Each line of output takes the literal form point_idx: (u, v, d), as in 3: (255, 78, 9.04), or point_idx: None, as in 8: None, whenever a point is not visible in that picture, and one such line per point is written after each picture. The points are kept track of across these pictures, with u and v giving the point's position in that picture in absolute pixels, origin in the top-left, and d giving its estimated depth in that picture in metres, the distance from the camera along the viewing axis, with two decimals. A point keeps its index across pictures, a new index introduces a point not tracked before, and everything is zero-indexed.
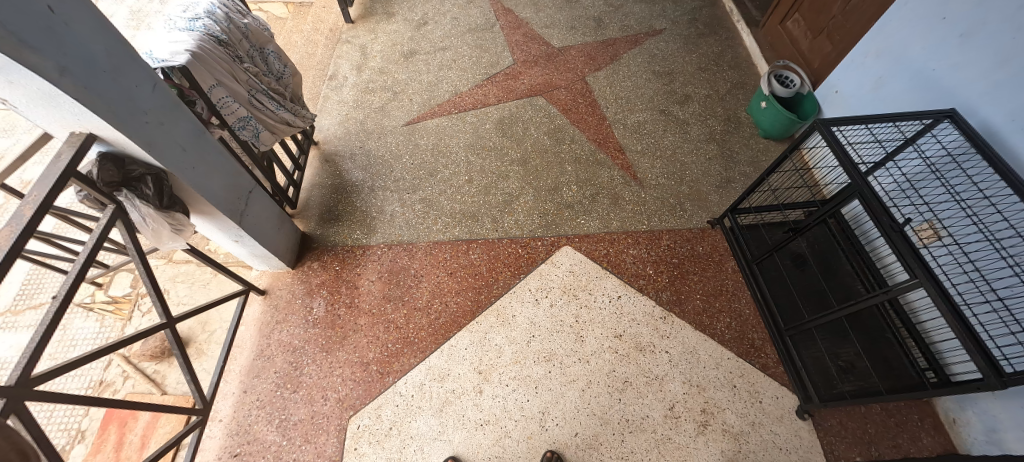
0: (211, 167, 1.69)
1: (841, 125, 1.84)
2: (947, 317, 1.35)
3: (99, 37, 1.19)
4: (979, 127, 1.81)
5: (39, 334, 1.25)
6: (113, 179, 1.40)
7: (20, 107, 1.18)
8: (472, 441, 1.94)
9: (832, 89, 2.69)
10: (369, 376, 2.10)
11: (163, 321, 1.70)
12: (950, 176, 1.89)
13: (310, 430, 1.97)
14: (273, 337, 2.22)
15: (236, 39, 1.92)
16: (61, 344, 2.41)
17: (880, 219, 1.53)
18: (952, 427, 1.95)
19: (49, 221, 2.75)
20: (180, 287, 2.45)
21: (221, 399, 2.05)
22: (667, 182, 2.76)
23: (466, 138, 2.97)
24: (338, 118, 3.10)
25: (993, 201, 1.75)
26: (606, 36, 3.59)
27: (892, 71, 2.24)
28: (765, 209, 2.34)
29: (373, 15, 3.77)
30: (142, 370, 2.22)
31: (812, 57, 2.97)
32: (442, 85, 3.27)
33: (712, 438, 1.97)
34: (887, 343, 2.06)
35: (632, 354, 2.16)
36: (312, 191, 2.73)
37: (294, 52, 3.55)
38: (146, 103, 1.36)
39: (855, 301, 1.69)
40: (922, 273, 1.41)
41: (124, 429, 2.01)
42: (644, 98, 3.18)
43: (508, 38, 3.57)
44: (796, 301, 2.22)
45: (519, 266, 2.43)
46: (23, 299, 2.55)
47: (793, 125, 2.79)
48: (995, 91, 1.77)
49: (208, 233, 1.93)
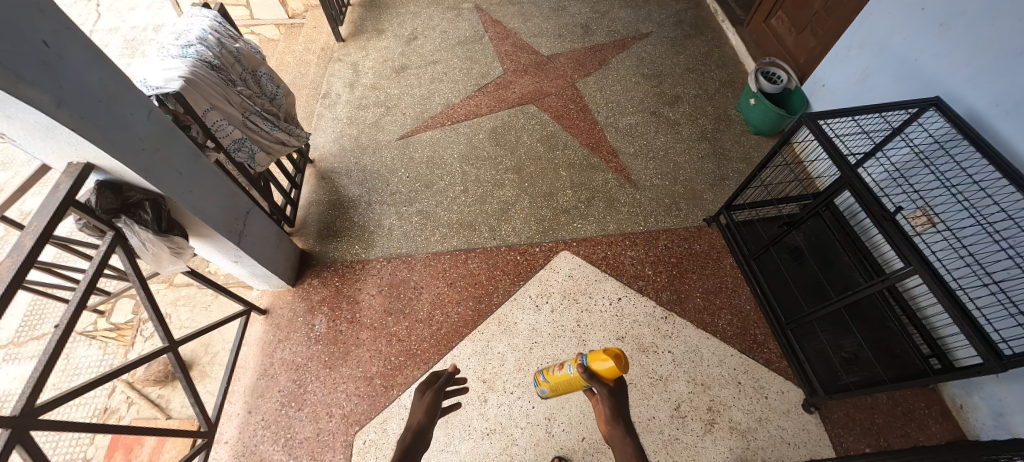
0: (208, 190, 1.71)
1: (828, 118, 1.87)
2: (945, 303, 1.36)
3: (94, 68, 1.22)
4: (965, 113, 1.84)
5: (43, 363, 1.26)
6: (111, 206, 1.42)
7: (18, 140, 1.21)
8: (479, 451, 1.93)
9: (819, 84, 2.72)
10: (373, 391, 2.10)
11: (165, 344, 1.71)
12: (939, 163, 1.92)
13: (316, 447, 1.97)
14: (276, 356, 2.22)
15: (228, 63, 1.95)
16: (65, 373, 2.40)
17: (871, 210, 1.54)
18: (960, 414, 1.94)
19: (50, 251, 2.77)
20: (182, 310, 2.46)
21: (226, 421, 2.04)
22: (661, 182, 2.78)
23: (461, 149, 2.99)
24: (332, 136, 3.13)
25: (983, 186, 1.77)
26: (594, 42, 3.64)
27: (877, 63, 2.27)
28: (759, 204, 2.36)
29: (363, 33, 3.82)
30: (146, 395, 2.22)
31: (798, 52, 3.01)
32: (434, 98, 3.31)
33: (720, 436, 1.96)
34: (889, 332, 2.05)
35: (635, 356, 2.16)
36: (309, 209, 2.75)
37: (288, 73, 3.60)
38: (142, 131, 1.38)
39: (853, 292, 1.70)
40: (916, 260, 1.41)
41: (130, 455, 2.00)
42: (634, 101, 3.22)
43: (497, 49, 3.62)
44: (796, 295, 2.22)
45: (518, 273, 2.44)
46: (26, 330, 2.55)
47: (783, 121, 2.82)
48: (979, 77, 1.79)
49: (207, 255, 1.95)
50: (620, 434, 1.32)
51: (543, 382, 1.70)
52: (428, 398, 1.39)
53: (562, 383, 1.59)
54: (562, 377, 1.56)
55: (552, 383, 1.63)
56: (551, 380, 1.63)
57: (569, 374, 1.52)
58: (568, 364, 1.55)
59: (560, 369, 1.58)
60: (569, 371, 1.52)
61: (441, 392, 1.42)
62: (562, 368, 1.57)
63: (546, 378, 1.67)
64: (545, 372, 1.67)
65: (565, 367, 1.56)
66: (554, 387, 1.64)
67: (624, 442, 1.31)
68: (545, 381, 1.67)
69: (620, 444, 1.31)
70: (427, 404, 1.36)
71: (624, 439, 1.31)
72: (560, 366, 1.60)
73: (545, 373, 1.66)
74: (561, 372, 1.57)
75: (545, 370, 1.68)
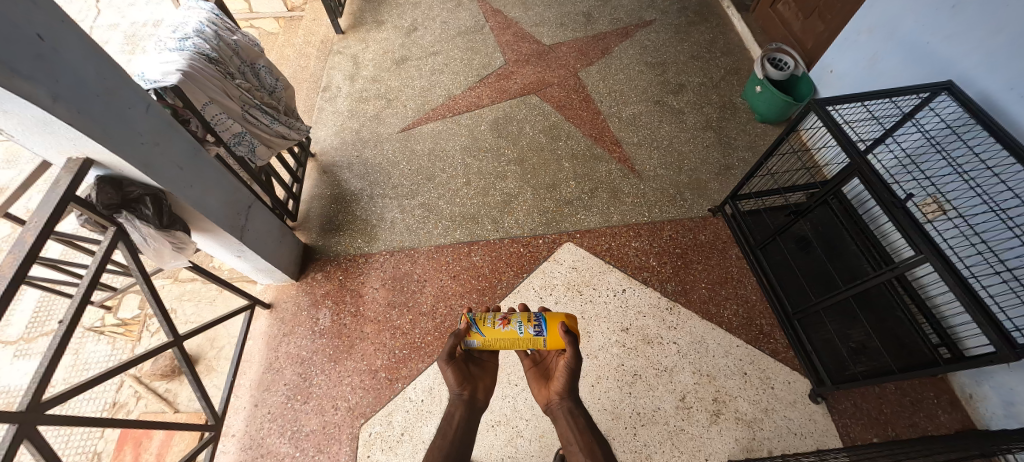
0: (209, 184, 1.71)
1: (836, 104, 1.82)
2: (957, 291, 1.32)
3: (90, 62, 1.20)
4: (977, 97, 1.79)
5: (48, 358, 1.27)
6: (112, 201, 1.42)
7: (18, 136, 1.20)
8: (484, 443, 1.94)
9: (827, 70, 2.67)
10: (378, 384, 2.11)
11: (170, 339, 1.72)
12: (951, 148, 1.87)
13: (322, 440, 1.98)
14: (281, 349, 2.23)
15: (227, 55, 1.93)
16: (74, 368, 2.40)
17: (881, 197, 1.50)
18: (969, 403, 1.92)
19: (56, 248, 2.78)
20: (187, 305, 2.47)
21: (233, 414, 2.06)
22: (665, 172, 2.75)
23: (463, 141, 2.97)
24: (333, 129, 3.11)
25: (997, 171, 1.72)
26: (597, 30, 3.58)
27: (887, 47, 2.22)
28: (765, 193, 2.33)
29: (362, 24, 3.78)
30: (154, 389, 2.24)
31: (805, 38, 2.95)
32: (435, 90, 3.28)
33: (726, 426, 1.96)
34: (897, 322, 2.01)
35: (640, 347, 2.15)
36: (311, 203, 2.74)
37: (288, 66, 3.57)
38: (141, 125, 1.37)
39: (861, 281, 1.67)
40: (927, 248, 1.38)
41: (140, 448, 2.02)
42: (638, 90, 3.17)
43: (498, 39, 3.57)
44: (803, 285, 2.19)
45: (522, 265, 2.43)
46: (35, 327, 2.56)
47: (789, 108, 2.77)
48: (993, 60, 1.74)
49: (211, 250, 1.95)
50: (570, 404, 1.31)
51: (474, 334, 1.37)
52: (451, 367, 1.33)
53: (502, 340, 1.37)
54: (508, 334, 1.36)
55: (489, 337, 1.37)
56: (489, 334, 1.37)
57: (520, 333, 1.37)
58: (516, 321, 1.38)
59: (504, 324, 1.37)
60: (520, 330, 1.37)
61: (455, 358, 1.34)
62: (509, 324, 1.37)
63: (479, 330, 1.37)
64: (478, 322, 1.38)
65: (512, 323, 1.37)
66: (488, 342, 1.38)
67: (574, 413, 1.29)
68: (476, 333, 1.37)
69: (571, 416, 1.28)
70: (455, 373, 1.32)
71: (573, 411, 1.30)
72: (502, 321, 1.37)
73: (479, 325, 1.37)
74: (505, 328, 1.36)
75: (478, 321, 1.38)
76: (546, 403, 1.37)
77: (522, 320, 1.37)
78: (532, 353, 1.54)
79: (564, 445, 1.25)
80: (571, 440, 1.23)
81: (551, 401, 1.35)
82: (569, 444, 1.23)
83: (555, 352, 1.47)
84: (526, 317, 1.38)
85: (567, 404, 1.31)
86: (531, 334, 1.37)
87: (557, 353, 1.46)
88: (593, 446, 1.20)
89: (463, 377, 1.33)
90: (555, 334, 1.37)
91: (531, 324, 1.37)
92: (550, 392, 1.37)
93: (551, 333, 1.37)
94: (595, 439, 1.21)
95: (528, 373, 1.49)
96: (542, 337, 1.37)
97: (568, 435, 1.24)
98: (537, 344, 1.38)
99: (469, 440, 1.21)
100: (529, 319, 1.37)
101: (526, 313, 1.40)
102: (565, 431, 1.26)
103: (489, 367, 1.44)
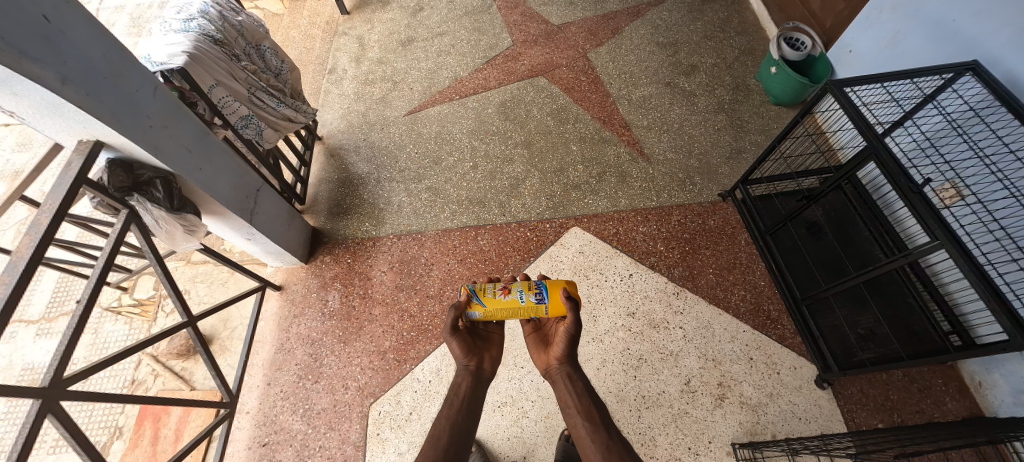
0: (217, 167, 1.72)
1: (854, 85, 1.74)
2: (971, 278, 1.29)
3: (95, 43, 1.19)
4: (1003, 78, 1.72)
5: (67, 337, 1.31)
6: (124, 184, 1.43)
7: (27, 119, 1.21)
8: (490, 423, 1.98)
9: (846, 49, 2.58)
10: (386, 364, 2.15)
11: (184, 319, 1.75)
12: (973, 131, 1.81)
13: (333, 418, 2.03)
14: (292, 330, 2.28)
15: (232, 37, 1.92)
16: (93, 347, 2.47)
17: (897, 181, 1.45)
18: (978, 390, 1.90)
19: (70, 230, 2.82)
20: (200, 287, 2.52)
21: (247, 392, 2.12)
22: (675, 156, 2.71)
23: (469, 124, 2.94)
24: (339, 112, 3.10)
25: (1019, 155, 1.67)
26: (607, 10, 3.49)
27: (910, 25, 2.12)
28: (776, 178, 2.28)
29: (367, 5, 3.72)
30: (170, 367, 2.30)
31: (824, 16, 2.78)
32: (441, 72, 3.24)
33: (731, 410, 1.97)
34: (908, 308, 1.98)
35: (646, 332, 2.16)
36: (319, 187, 2.76)
37: (293, 48, 3.53)
38: (148, 107, 1.37)
39: (873, 267, 1.64)
40: (944, 234, 1.34)
41: (158, 424, 2.10)
42: (649, 71, 3.10)
43: (505, 18, 3.49)
44: (812, 270, 2.16)
45: (529, 249, 2.42)
46: (56, 306, 2.63)
47: (805, 90, 2.70)
48: (1020, 38, 1.66)
49: (221, 233, 1.98)
50: (569, 369, 1.32)
51: (475, 305, 1.37)
52: (457, 339, 1.34)
53: (503, 310, 1.37)
54: (509, 304, 1.36)
55: (491, 308, 1.36)
56: (490, 305, 1.36)
57: (521, 302, 1.36)
58: (517, 289, 1.38)
59: (505, 293, 1.37)
60: (521, 299, 1.36)
61: (453, 326, 1.35)
62: (509, 293, 1.37)
63: (480, 301, 1.37)
64: (478, 293, 1.37)
65: (513, 292, 1.37)
66: (489, 313, 1.38)
67: (573, 378, 1.29)
68: (478, 305, 1.36)
69: (569, 380, 1.29)
70: (460, 345, 1.34)
71: (572, 375, 1.30)
72: (503, 290, 1.37)
73: (480, 295, 1.36)
74: (506, 297, 1.36)
75: (478, 292, 1.37)
76: (546, 368, 1.38)
77: (523, 288, 1.37)
78: (532, 319, 1.54)
79: (562, 408, 1.25)
80: (569, 403, 1.23)
81: (551, 366, 1.36)
82: (568, 407, 1.23)
83: (555, 319, 1.47)
84: (527, 286, 1.37)
85: (566, 369, 1.32)
86: (533, 301, 1.36)
87: (556, 319, 1.47)
88: (591, 408, 1.20)
89: (468, 347, 1.35)
90: (557, 300, 1.36)
91: (532, 292, 1.37)
92: (550, 357, 1.37)
93: (553, 300, 1.36)
94: (592, 402, 1.21)
95: (528, 339, 1.50)
96: (544, 305, 1.36)
97: (567, 398, 1.25)
98: (539, 312, 1.38)
99: (476, 405, 1.24)
100: (530, 287, 1.37)
101: (526, 282, 1.40)
102: (562, 394, 1.27)
103: (495, 338, 1.45)
